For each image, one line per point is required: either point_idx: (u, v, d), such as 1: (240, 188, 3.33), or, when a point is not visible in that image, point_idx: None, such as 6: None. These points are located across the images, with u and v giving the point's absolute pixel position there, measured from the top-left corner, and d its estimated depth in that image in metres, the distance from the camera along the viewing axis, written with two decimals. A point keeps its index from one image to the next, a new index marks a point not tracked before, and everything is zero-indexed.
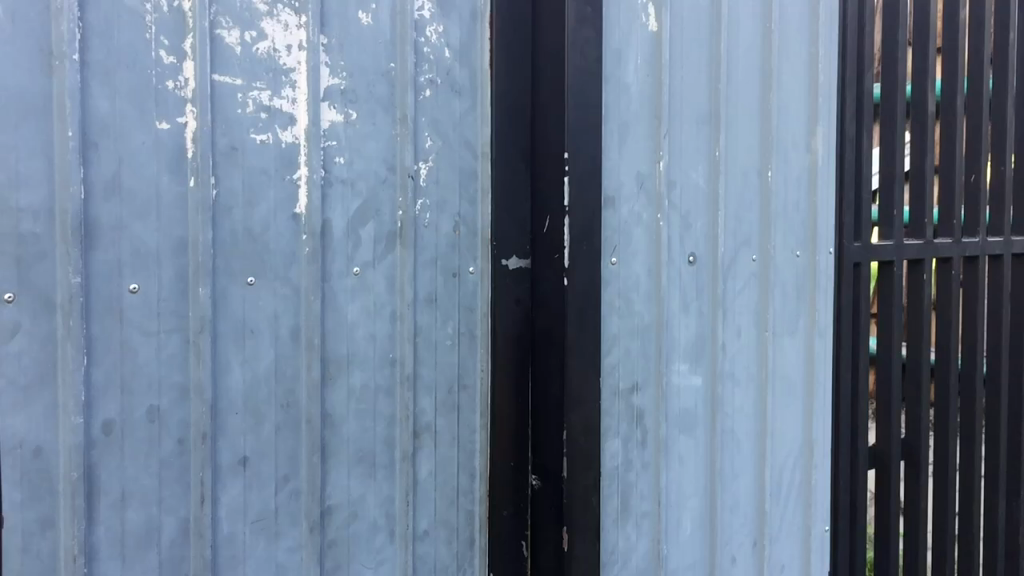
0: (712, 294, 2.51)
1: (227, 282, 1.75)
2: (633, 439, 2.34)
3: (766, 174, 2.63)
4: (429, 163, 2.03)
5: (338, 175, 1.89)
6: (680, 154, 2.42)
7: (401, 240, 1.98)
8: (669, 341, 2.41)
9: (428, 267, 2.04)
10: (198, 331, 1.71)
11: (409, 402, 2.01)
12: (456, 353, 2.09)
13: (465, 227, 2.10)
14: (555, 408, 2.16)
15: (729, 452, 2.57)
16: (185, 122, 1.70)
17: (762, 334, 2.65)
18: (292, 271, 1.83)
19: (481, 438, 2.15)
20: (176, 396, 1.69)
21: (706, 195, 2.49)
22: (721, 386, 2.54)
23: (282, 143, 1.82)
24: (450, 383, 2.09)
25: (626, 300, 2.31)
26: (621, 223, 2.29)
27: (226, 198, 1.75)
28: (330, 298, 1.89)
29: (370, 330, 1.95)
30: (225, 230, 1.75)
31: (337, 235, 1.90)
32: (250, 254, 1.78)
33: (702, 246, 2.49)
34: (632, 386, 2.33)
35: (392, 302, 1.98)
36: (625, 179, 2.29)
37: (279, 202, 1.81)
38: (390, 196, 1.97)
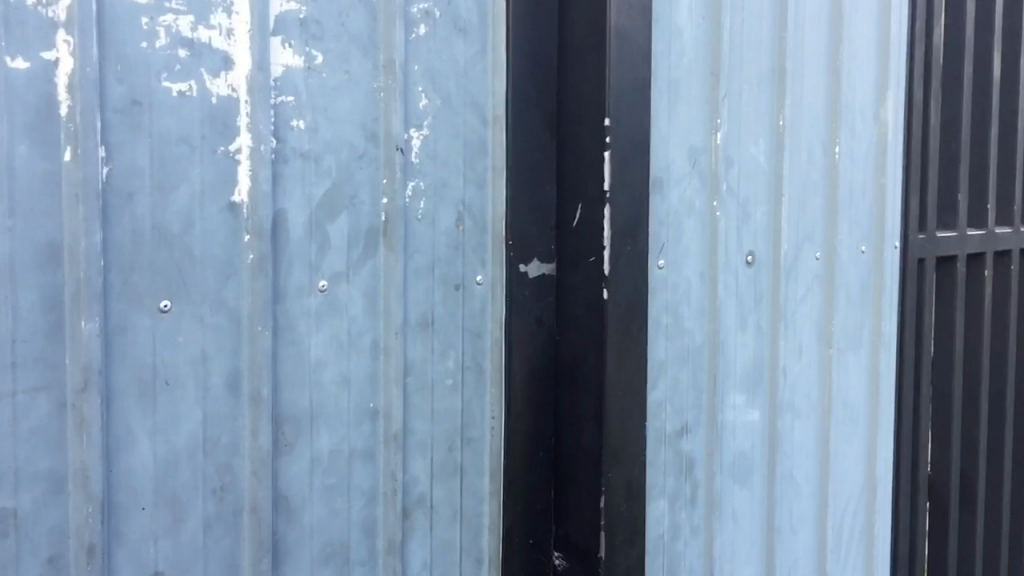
0: (773, 304, 1.96)
1: (127, 310, 1.14)
2: (681, 498, 1.78)
3: (832, 151, 2.09)
4: (424, 130, 1.43)
5: (296, 145, 1.28)
6: (739, 122, 1.85)
7: (385, 241, 1.39)
8: (724, 367, 1.85)
9: (423, 278, 1.44)
10: (81, 391, 1.10)
11: (398, 469, 1.43)
12: (459, 397, 1.51)
13: (470, 221, 1.50)
14: (590, 465, 1.59)
15: (788, 501, 2.03)
16: (57, 61, 1.07)
17: (825, 351, 2.12)
18: (228, 289, 1.22)
19: (491, 510, 1.57)
20: (44, 492, 1.08)
21: (769, 176, 1.93)
22: (780, 420, 2.00)
23: (213, 97, 1.20)
24: (451, 438, 1.50)
25: (675, 314, 1.74)
26: (670, 214, 1.72)
27: (126, 181, 1.13)
28: (284, 327, 1.29)
29: (342, 371, 1.35)
30: (123, 229, 1.13)
31: (295, 234, 1.29)
32: (165, 265, 1.17)
33: (762, 242, 1.93)
34: (680, 428, 1.77)
35: (373, 329, 1.39)
36: (676, 154, 1.72)
37: (208, 186, 1.20)
38: (369, 177, 1.37)
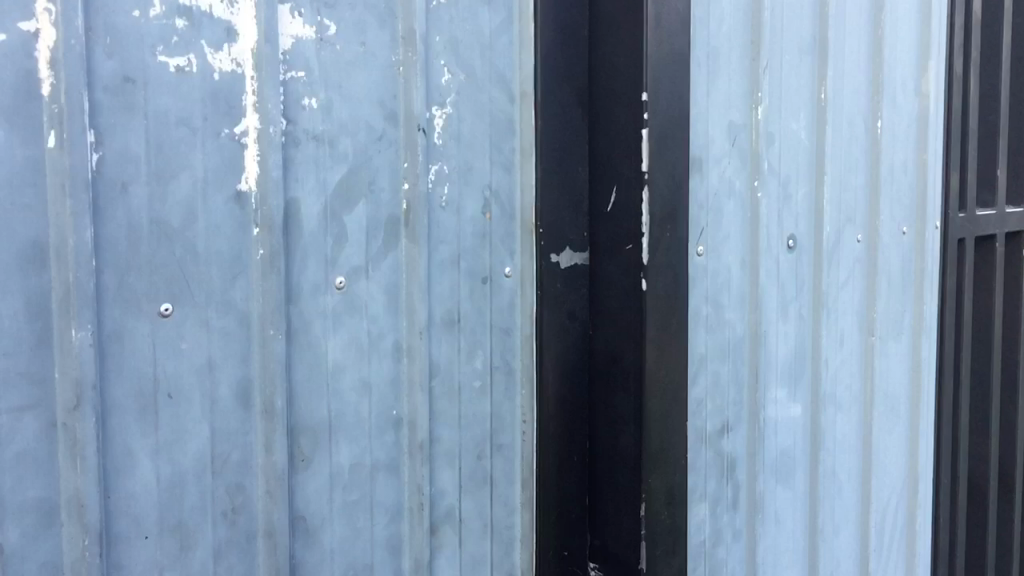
0: (815, 290, 1.84)
1: (123, 315, 1.00)
2: (722, 502, 1.66)
3: (874, 126, 1.96)
4: (448, 108, 1.30)
5: (307, 126, 1.15)
6: (779, 96, 1.71)
7: (407, 231, 1.26)
8: (765, 360, 1.73)
9: (447, 271, 1.31)
10: (72, 409, 0.97)
11: (424, 482, 1.30)
12: (487, 400, 1.38)
13: (498, 208, 1.37)
14: (628, 470, 1.46)
15: (831, 499, 1.91)
16: (38, 32, 0.93)
17: (867, 340, 1.99)
18: (236, 289, 1.09)
19: (523, 521, 1.45)
20: (33, 524, 0.95)
21: (810, 154, 1.80)
22: (822, 413, 1.87)
23: (216, 73, 1.07)
24: (480, 446, 1.38)
25: (716, 304, 1.61)
26: (710, 196, 1.58)
27: (119, 169, 1.00)
28: (298, 329, 1.16)
29: (362, 376, 1.22)
30: (117, 224, 1.00)
31: (309, 225, 1.16)
32: (165, 263, 1.04)
33: (804, 225, 1.80)
34: (721, 426, 1.64)
35: (395, 329, 1.26)
36: (715, 131, 1.58)
37: (212, 174, 1.07)
38: (389, 161, 1.23)
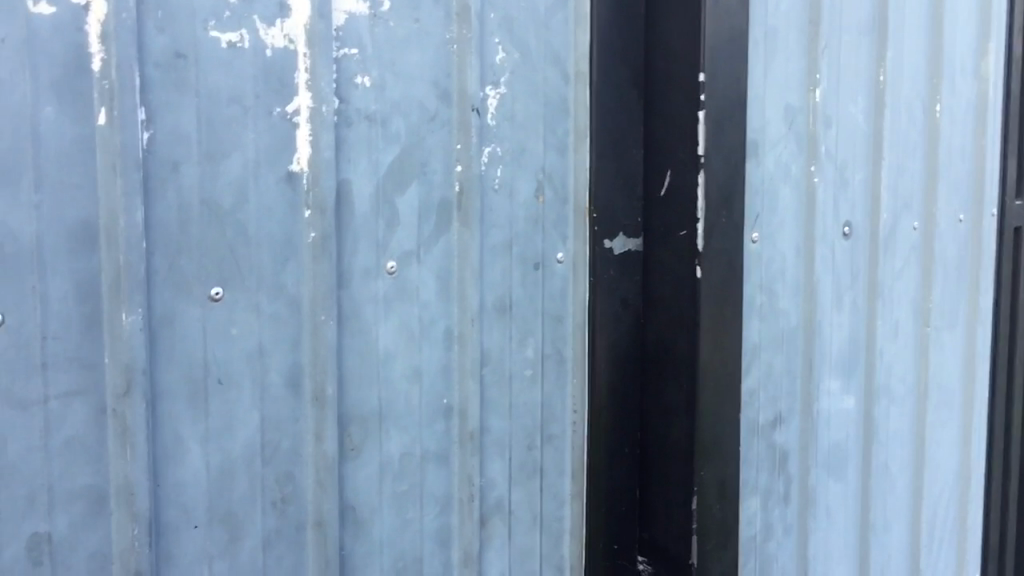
0: (870, 279, 1.78)
1: (173, 298, 0.98)
2: (774, 495, 1.61)
3: (932, 111, 1.89)
4: (501, 88, 1.26)
5: (359, 106, 1.12)
6: (838, 77, 1.66)
7: (459, 214, 1.22)
8: (820, 351, 1.68)
9: (499, 257, 1.28)
10: (122, 396, 0.94)
11: (475, 472, 1.27)
12: (538, 389, 1.35)
13: (551, 191, 1.33)
14: (680, 462, 1.42)
15: (883, 495, 1.86)
16: (88, 5, 0.90)
17: (921, 330, 1.94)
18: (287, 273, 1.06)
19: (573, 513, 1.41)
20: (82, 512, 0.93)
21: (867, 139, 1.75)
22: (876, 406, 1.82)
23: (268, 49, 1.03)
24: (530, 437, 1.34)
25: (771, 293, 1.56)
26: (766, 181, 1.53)
27: (170, 148, 0.97)
28: (349, 315, 1.13)
29: (414, 363, 1.19)
30: (167, 205, 0.97)
31: (361, 208, 1.13)
32: (216, 246, 1.01)
33: (860, 212, 1.75)
34: (774, 418, 1.60)
35: (447, 316, 1.22)
36: (772, 114, 1.53)
37: (263, 153, 1.04)
38: (441, 142, 1.20)
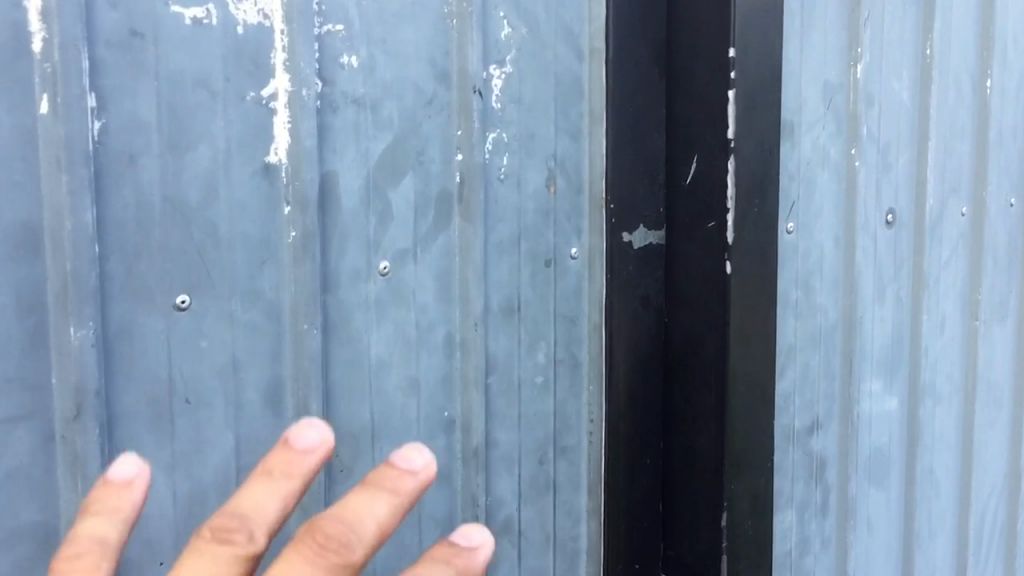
0: (915, 270, 1.65)
1: (131, 309, 0.87)
2: (811, 507, 1.49)
3: (983, 85, 1.74)
4: (507, 68, 1.14)
5: (346, 88, 1.00)
6: (880, 51, 1.51)
7: (460, 208, 1.11)
8: (860, 349, 1.55)
9: (507, 254, 1.16)
10: (71, 420, 0.83)
11: (479, 490, 1.16)
12: (551, 398, 1.24)
13: (563, 180, 1.21)
14: (706, 474, 1.29)
15: (928, 501, 1.74)
16: None
17: (969, 324, 1.80)
18: (264, 277, 0.95)
19: (590, 532, 1.32)
20: (28, 551, 0.83)
21: (912, 117, 1.60)
22: (920, 407, 1.69)
23: (239, 26, 0.92)
24: (541, 449, 1.23)
25: (807, 288, 1.43)
26: (802, 166, 1.40)
27: (126, 139, 0.85)
28: (337, 322, 1.01)
29: (410, 373, 1.08)
30: (123, 204, 0.86)
31: (349, 203, 1.01)
32: (182, 249, 0.89)
33: (904, 198, 1.61)
34: (811, 423, 1.47)
35: (447, 321, 1.11)
36: (809, 92, 1.39)
37: (236, 144, 0.92)
38: (440, 128, 1.08)
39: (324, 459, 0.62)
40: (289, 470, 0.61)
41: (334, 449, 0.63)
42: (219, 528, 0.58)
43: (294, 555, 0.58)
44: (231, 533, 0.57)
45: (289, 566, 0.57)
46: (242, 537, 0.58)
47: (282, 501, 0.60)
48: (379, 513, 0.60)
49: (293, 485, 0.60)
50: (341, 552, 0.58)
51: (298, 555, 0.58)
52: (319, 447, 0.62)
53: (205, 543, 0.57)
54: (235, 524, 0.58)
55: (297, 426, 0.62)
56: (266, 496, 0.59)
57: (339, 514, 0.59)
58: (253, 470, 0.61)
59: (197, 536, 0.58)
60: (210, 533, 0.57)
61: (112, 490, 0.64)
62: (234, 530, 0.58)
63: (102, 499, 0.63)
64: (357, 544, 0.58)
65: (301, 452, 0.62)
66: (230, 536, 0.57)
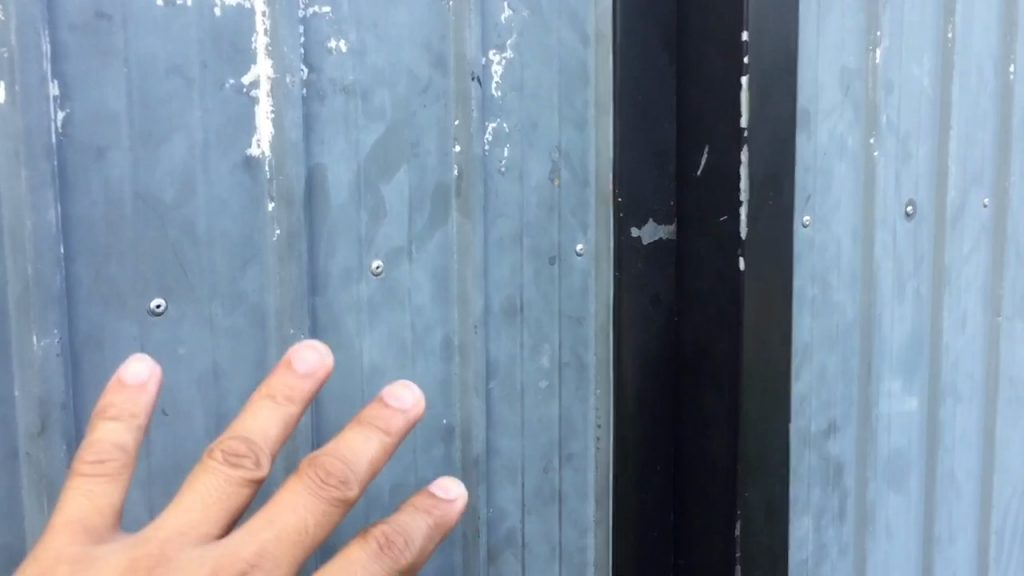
0: (935, 264, 1.58)
1: (101, 314, 0.81)
2: (828, 513, 1.42)
3: (1007, 71, 1.67)
4: (508, 53, 1.07)
5: (334, 75, 0.93)
6: (900, 35, 1.44)
7: (458, 203, 1.04)
8: (879, 348, 1.48)
9: (508, 251, 1.09)
10: (37, 434, 0.78)
11: (481, 502, 1.10)
12: (556, 403, 1.17)
13: (568, 172, 1.15)
14: (719, 482, 1.22)
15: (948, 504, 1.67)
16: None
17: (991, 320, 1.72)
18: (246, 279, 0.89)
19: (598, 543, 1.25)
20: None
21: (933, 104, 1.53)
22: (941, 407, 1.62)
23: (217, 8, 0.85)
24: (546, 457, 1.17)
25: (824, 284, 1.36)
26: (818, 156, 1.33)
27: (92, 130, 0.79)
28: (325, 325, 0.95)
29: (405, 379, 1.02)
30: (90, 200, 0.80)
31: (339, 198, 0.94)
32: (157, 249, 0.83)
33: (924, 189, 1.53)
34: (828, 426, 1.40)
35: (445, 323, 1.04)
36: (825, 78, 1.32)
37: (215, 135, 0.86)
38: (436, 118, 1.01)
39: (322, 381, 0.70)
40: (291, 396, 0.69)
41: (332, 373, 0.71)
42: (229, 451, 0.67)
43: (296, 483, 0.68)
44: (241, 457, 0.67)
45: (293, 493, 0.67)
46: (250, 462, 0.67)
47: (285, 425, 0.69)
48: (371, 450, 0.70)
49: (294, 409, 0.69)
50: (339, 487, 0.67)
51: (300, 484, 0.67)
52: (318, 371, 0.70)
53: (218, 464, 0.66)
54: (244, 449, 0.67)
55: (297, 349, 0.70)
56: (272, 421, 0.68)
57: (336, 447, 0.69)
58: (258, 390, 0.70)
59: (210, 455, 0.67)
60: (223, 457, 0.66)
61: (128, 390, 0.67)
62: (244, 454, 0.67)
63: (120, 402, 0.67)
64: (353, 480, 0.68)
65: (301, 374, 0.70)
66: (240, 460, 0.67)
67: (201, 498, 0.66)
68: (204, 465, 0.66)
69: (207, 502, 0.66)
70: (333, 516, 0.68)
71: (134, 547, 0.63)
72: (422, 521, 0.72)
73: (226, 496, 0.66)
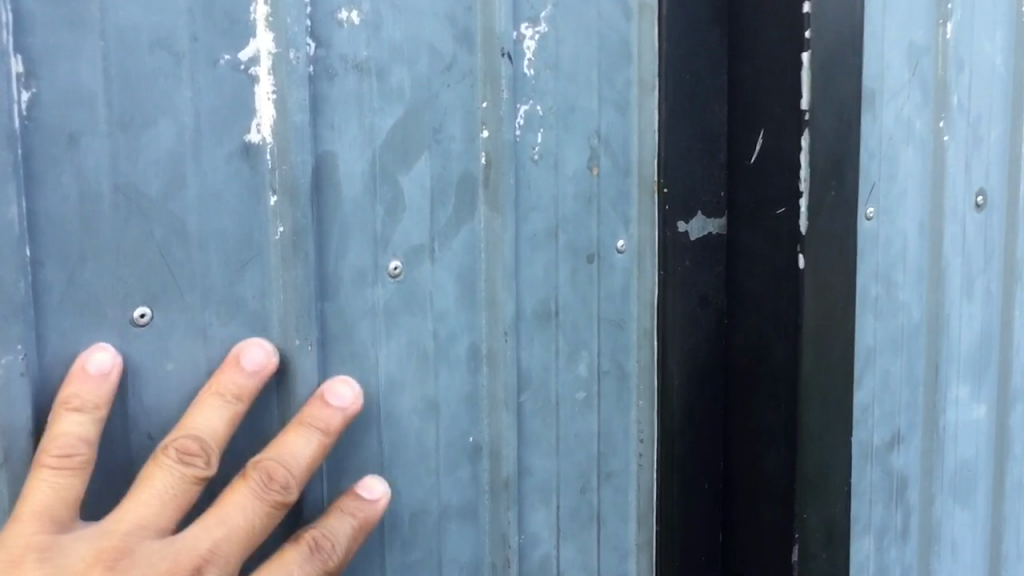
0: (1007, 259, 1.44)
1: (75, 326, 0.71)
2: (891, 532, 1.30)
3: None
4: (542, 27, 0.95)
5: (346, 51, 0.82)
6: (972, 8, 1.31)
7: (487, 195, 0.92)
8: (947, 351, 1.35)
9: (542, 249, 0.98)
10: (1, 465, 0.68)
11: (511, 528, 0.98)
12: (594, 416, 1.06)
13: (607, 160, 1.03)
14: (773, 500, 1.11)
15: (1017, 519, 1.54)
16: None
17: None
18: (245, 283, 0.78)
19: (640, 568, 1.14)
20: None
21: (1006, 84, 1.39)
22: (1010, 413, 1.49)
23: None
24: (583, 476, 1.05)
25: (889, 282, 1.24)
26: (884, 141, 1.20)
27: (63, 113, 0.69)
28: (338, 335, 0.84)
29: (427, 393, 0.91)
30: (62, 194, 0.69)
31: (351, 191, 0.83)
32: (141, 250, 0.73)
33: (995, 176, 1.40)
34: (892, 438, 1.28)
35: (472, 330, 0.93)
36: (893, 55, 1.19)
37: (208, 119, 0.75)
38: (462, 100, 0.90)
39: (265, 379, 0.75)
40: (239, 394, 0.73)
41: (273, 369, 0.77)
42: (183, 449, 0.69)
43: (239, 484, 0.71)
44: (194, 457, 0.69)
45: (239, 493, 0.71)
46: (202, 461, 0.69)
47: (230, 423, 0.72)
48: (314, 453, 0.74)
49: (241, 408, 0.73)
50: (282, 491, 0.72)
51: (246, 486, 0.71)
52: (264, 369, 0.75)
53: (171, 461, 0.68)
54: (198, 448, 0.69)
55: (245, 348, 0.75)
56: (222, 418, 0.72)
57: (281, 449, 0.73)
58: (205, 387, 0.73)
59: (163, 451, 0.69)
60: (177, 455, 0.68)
61: (89, 380, 0.68)
62: (196, 453, 0.69)
63: (85, 393, 0.67)
64: (295, 484, 0.72)
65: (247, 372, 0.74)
66: (193, 459, 0.69)
67: (157, 494, 0.68)
68: (159, 461, 0.68)
69: (161, 498, 0.68)
70: (273, 517, 0.72)
71: (97, 536, 0.66)
72: (345, 520, 0.78)
73: (178, 493, 0.68)
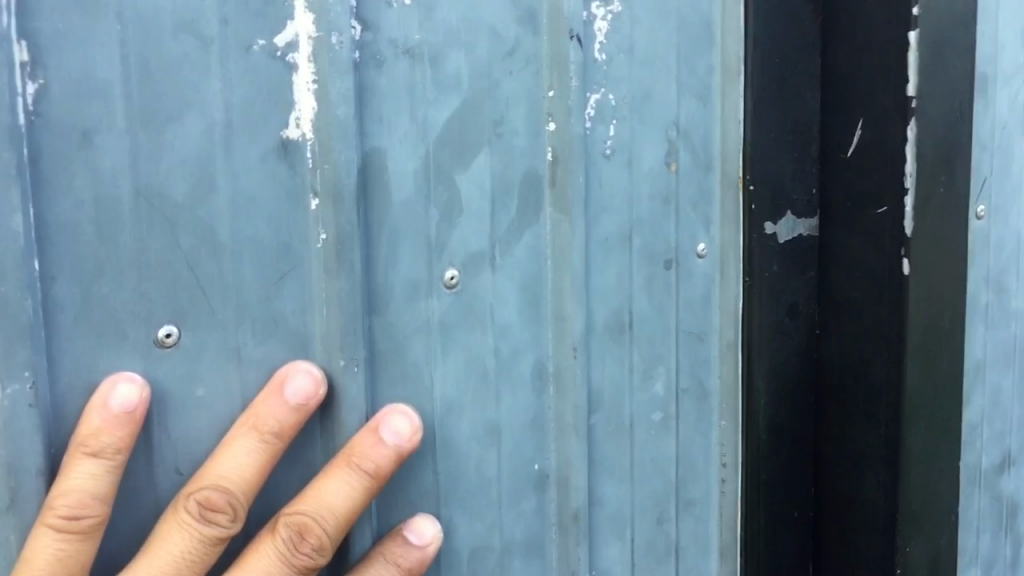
0: None
1: (91, 348, 0.63)
2: (1000, 563, 1.17)
3: None
4: (614, 7, 0.85)
5: (395, 36, 0.73)
6: None
7: (554, 196, 0.83)
8: None
9: (615, 255, 0.88)
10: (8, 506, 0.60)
11: (580, 565, 0.89)
12: (672, 439, 0.95)
13: (687, 155, 0.92)
14: (872, 532, 0.99)
15: None
16: None
17: None
18: (283, 298, 0.69)
19: None
20: None
21: None
22: None
23: None
24: (660, 506, 0.95)
25: (1001, 288, 1.11)
26: (997, 130, 1.07)
27: (74, 109, 0.61)
28: (388, 356, 0.75)
29: (487, 418, 0.81)
30: (74, 201, 0.61)
31: (402, 193, 0.74)
32: (164, 262, 0.64)
33: None
34: (1002, 460, 1.15)
35: (537, 347, 0.84)
36: (1007, 34, 1.06)
37: (239, 113, 0.66)
38: (526, 90, 0.80)
39: (310, 411, 0.67)
40: (279, 432, 0.65)
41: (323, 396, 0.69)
42: (207, 504, 0.62)
43: (268, 539, 0.64)
44: (217, 514, 0.62)
45: (265, 554, 0.64)
46: (226, 518, 0.62)
47: (263, 467, 0.64)
48: (353, 506, 0.66)
49: (279, 447, 0.65)
50: (311, 555, 0.64)
51: (273, 547, 0.64)
52: (310, 401, 0.66)
53: (192, 518, 0.61)
54: (223, 504, 0.62)
55: (292, 376, 0.66)
56: (254, 464, 0.64)
57: (317, 502, 0.65)
58: (242, 417, 0.65)
59: (184, 503, 0.62)
60: (199, 513, 0.61)
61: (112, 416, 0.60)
62: (219, 509, 0.62)
63: (106, 435, 0.60)
64: (327, 547, 0.65)
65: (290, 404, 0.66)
66: (216, 515, 0.62)
67: (171, 556, 0.61)
68: (178, 517, 0.61)
69: (176, 561, 0.61)
70: None
71: None
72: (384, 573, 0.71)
73: (196, 554, 0.61)
